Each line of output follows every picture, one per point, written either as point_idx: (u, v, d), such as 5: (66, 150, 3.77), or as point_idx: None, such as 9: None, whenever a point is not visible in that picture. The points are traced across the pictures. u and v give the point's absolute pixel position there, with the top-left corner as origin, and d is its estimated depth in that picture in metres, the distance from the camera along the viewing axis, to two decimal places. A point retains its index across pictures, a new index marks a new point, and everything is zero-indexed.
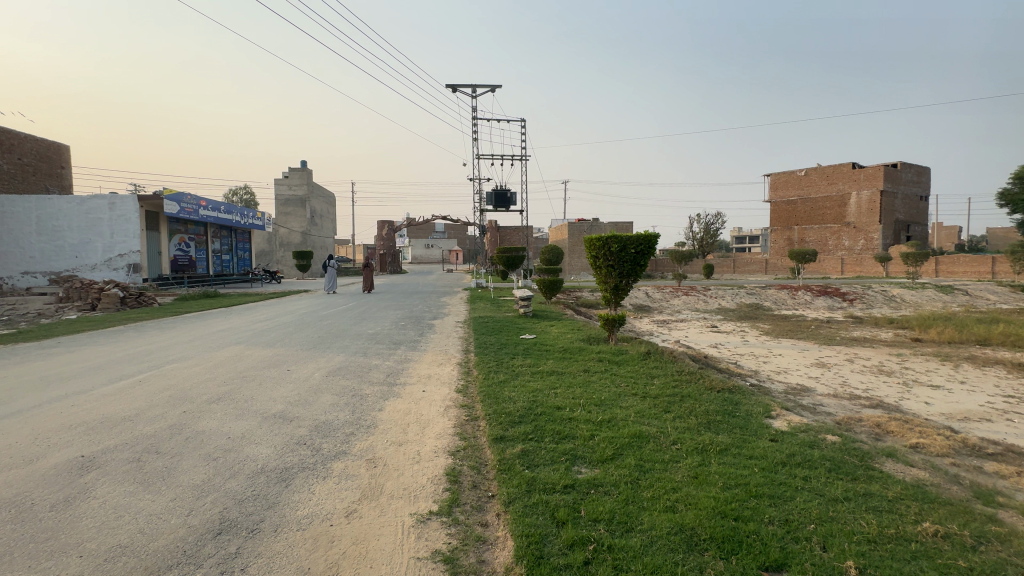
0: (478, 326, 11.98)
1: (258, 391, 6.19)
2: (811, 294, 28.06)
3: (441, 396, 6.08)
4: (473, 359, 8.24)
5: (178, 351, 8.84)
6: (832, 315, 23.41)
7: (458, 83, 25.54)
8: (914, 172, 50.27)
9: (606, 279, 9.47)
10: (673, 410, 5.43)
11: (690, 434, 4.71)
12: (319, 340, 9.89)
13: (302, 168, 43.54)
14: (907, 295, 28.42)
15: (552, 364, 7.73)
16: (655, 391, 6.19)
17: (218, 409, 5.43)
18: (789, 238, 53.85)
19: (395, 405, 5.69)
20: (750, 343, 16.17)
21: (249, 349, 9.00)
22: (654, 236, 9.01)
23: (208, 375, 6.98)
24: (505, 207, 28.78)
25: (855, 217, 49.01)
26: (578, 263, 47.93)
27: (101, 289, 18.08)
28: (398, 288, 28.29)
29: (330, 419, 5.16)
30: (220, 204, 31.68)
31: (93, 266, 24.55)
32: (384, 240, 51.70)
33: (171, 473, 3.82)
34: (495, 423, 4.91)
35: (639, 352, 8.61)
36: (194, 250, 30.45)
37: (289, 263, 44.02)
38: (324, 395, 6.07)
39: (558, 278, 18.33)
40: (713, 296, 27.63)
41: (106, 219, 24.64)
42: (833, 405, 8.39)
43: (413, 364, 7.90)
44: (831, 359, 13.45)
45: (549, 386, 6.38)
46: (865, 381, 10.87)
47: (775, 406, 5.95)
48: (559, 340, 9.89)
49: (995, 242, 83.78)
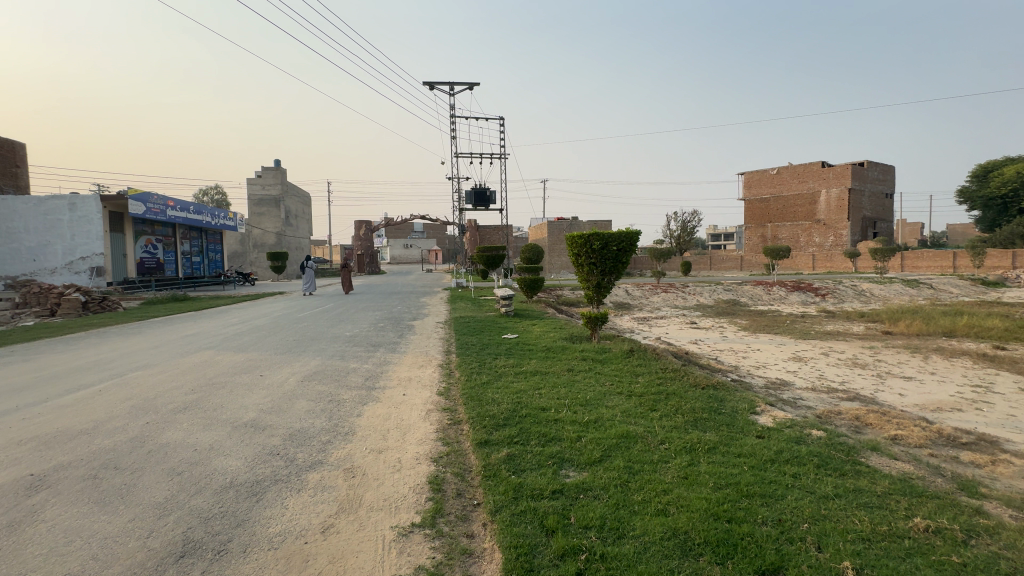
0: (459, 327, 11.78)
1: (229, 399, 5.89)
2: (786, 289, 28.69)
3: (422, 400, 5.88)
4: (454, 360, 8.06)
5: (144, 358, 8.40)
6: (806, 310, 23.96)
7: (435, 80, 25.22)
8: (880, 170, 51.98)
9: (588, 277, 9.39)
10: (659, 409, 5.37)
11: (678, 433, 4.64)
12: (294, 343, 9.55)
13: (275, 167, 42.44)
14: (876, 289, 29.31)
15: (535, 364, 7.60)
16: (640, 389, 6.14)
17: (184, 420, 5.13)
18: (763, 235, 55.07)
19: (374, 411, 5.47)
20: (729, 339, 16.38)
21: (220, 355, 8.61)
22: (635, 232, 8.98)
23: (174, 383, 6.62)
24: (485, 206, 28.55)
25: (825, 215, 50.42)
26: (558, 262, 48.02)
27: (62, 293, 17.23)
28: (377, 288, 27.81)
29: (306, 427, 4.91)
30: (189, 204, 30.62)
31: (52, 269, 23.41)
32: (362, 240, 50.85)
33: (131, 490, 3.54)
34: (478, 427, 4.75)
35: (622, 350, 8.56)
36: (162, 252, 29.34)
37: (263, 265, 42.89)
38: (299, 401, 5.80)
39: (539, 276, 18.25)
40: (692, 293, 27.97)
41: (66, 220, 23.61)
42: (813, 399, 8.48)
43: (393, 366, 7.66)
44: (808, 353, 13.71)
45: (533, 386, 6.25)
46: (841, 374, 11.08)
47: (759, 402, 5.94)
48: (542, 340, 9.78)
49: (955, 237, 87.41)
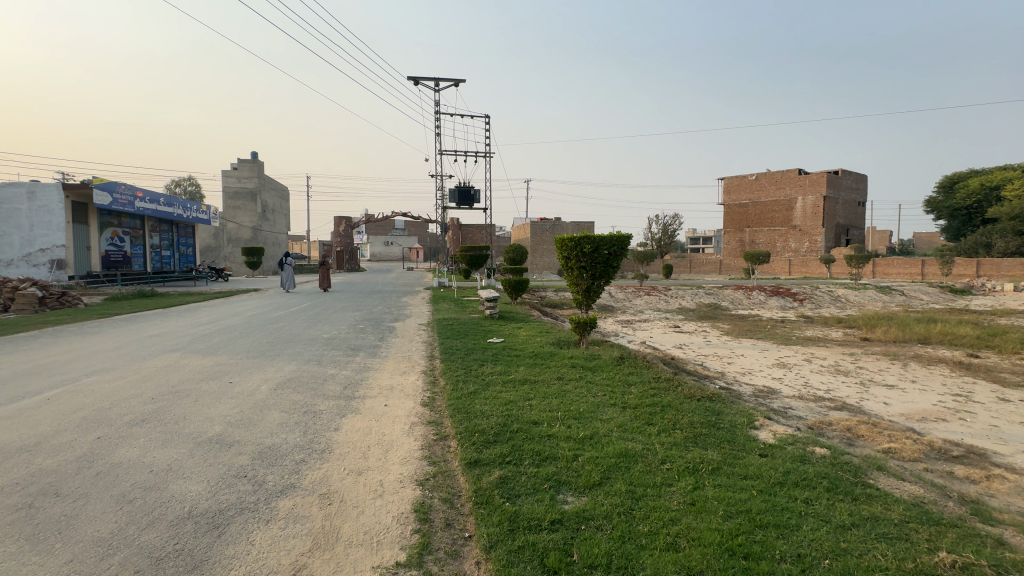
0: (442, 329, 11.39)
1: (193, 409, 5.42)
2: (765, 294, 29.05)
3: (404, 412, 5.51)
4: (438, 367, 7.68)
5: (102, 361, 7.79)
6: (785, 315, 24.25)
7: (420, 76, 24.72)
8: (854, 179, 53.33)
9: (578, 281, 9.13)
10: (656, 423, 5.14)
11: (678, 451, 4.39)
12: (267, 346, 9.02)
13: (252, 160, 41.15)
14: (851, 295, 29.92)
15: (524, 371, 7.30)
16: (634, 400, 5.91)
17: (141, 434, 4.66)
18: (741, 240, 55.94)
19: (354, 424, 5.08)
20: (713, 344, 16.38)
21: (186, 358, 8.06)
22: (626, 236, 8.76)
23: (133, 390, 6.10)
24: (468, 205, 28.12)
25: (801, 221, 51.51)
26: (541, 263, 47.86)
27: (16, 287, 16.17)
28: (356, 287, 27.12)
29: (278, 443, 4.51)
30: (159, 196, 29.36)
31: (9, 261, 22.13)
32: (341, 237, 49.79)
33: (71, 523, 3.11)
34: (466, 444, 4.42)
35: (612, 357, 8.32)
36: (129, 245, 28.06)
37: (238, 260, 41.59)
38: (271, 413, 5.35)
39: (524, 277, 17.97)
40: (674, 296, 28.06)
41: (25, 210, 22.38)
42: (802, 408, 8.37)
43: (373, 373, 7.25)
44: (791, 359, 13.76)
45: (522, 397, 5.95)
46: (825, 381, 11.08)
47: (757, 415, 5.75)
48: (529, 345, 9.48)
49: (921, 245, 90.66)
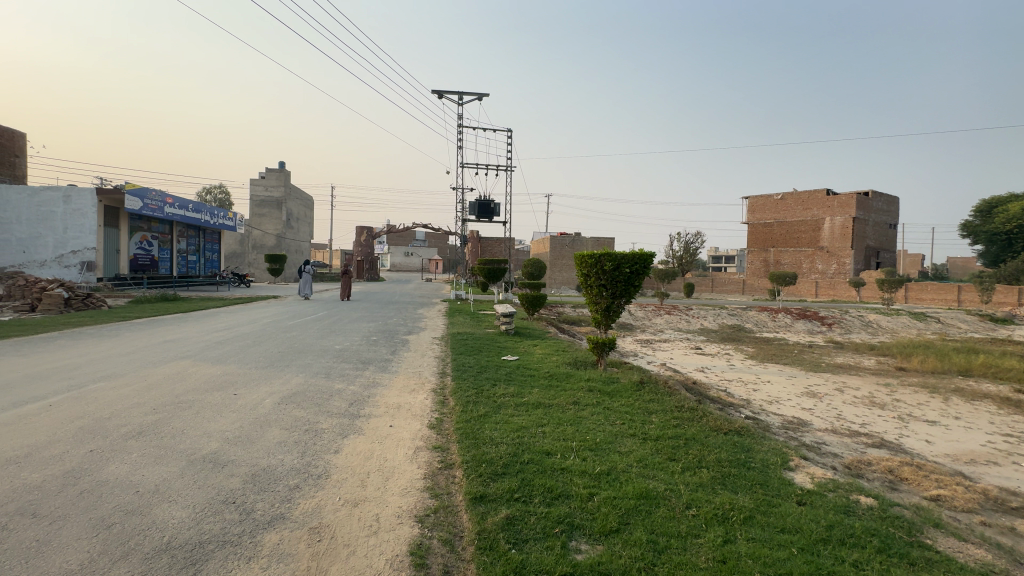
0: (456, 344, 11.09)
1: (192, 423, 5.22)
2: (791, 317, 28.07)
3: (410, 434, 5.20)
4: (449, 385, 7.36)
5: (112, 366, 7.72)
6: (812, 339, 23.26)
7: (444, 90, 24.99)
8: (884, 201, 51.77)
9: (597, 299, 8.75)
10: (680, 459, 4.72)
11: (705, 494, 3.98)
12: (277, 357, 8.85)
13: (279, 169, 42.09)
14: (883, 321, 28.70)
15: (538, 394, 6.94)
16: (656, 431, 5.51)
17: (135, 449, 4.46)
18: (765, 260, 54.60)
19: (355, 446, 4.78)
20: (737, 368, 15.71)
21: (196, 366, 7.94)
22: (649, 254, 8.40)
23: (136, 399, 5.95)
24: (488, 218, 28.02)
25: (828, 242, 50.08)
26: (559, 278, 47.45)
27: (45, 287, 16.57)
28: (373, 297, 27.13)
29: (275, 464, 4.26)
30: (187, 202, 30.08)
31: (42, 262, 22.84)
32: (362, 246, 50.31)
33: (41, 551, 2.88)
34: (472, 476, 4.08)
35: (632, 381, 7.87)
36: (157, 249, 28.74)
37: (261, 266, 42.32)
38: (270, 430, 5.11)
39: (541, 293, 17.66)
40: (695, 316, 27.30)
41: (60, 213, 23.11)
42: (837, 444, 7.77)
43: (381, 390, 6.97)
44: (821, 387, 13.03)
45: (535, 422, 5.61)
46: (860, 414, 10.39)
47: (791, 453, 5.25)
48: (544, 365, 9.12)
49: (955, 270, 87.26)
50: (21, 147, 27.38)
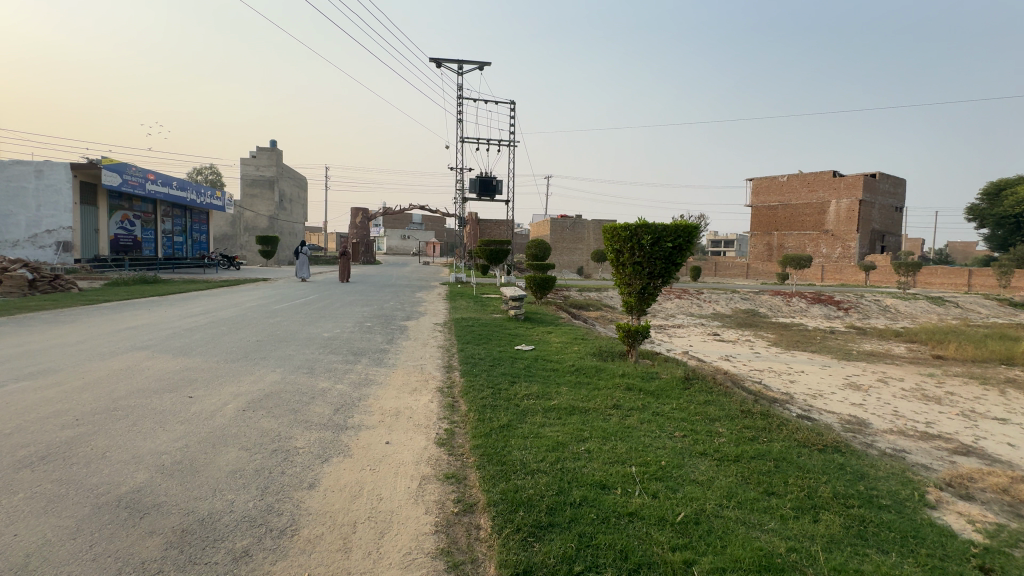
0: (461, 332, 9.74)
1: (122, 441, 3.91)
2: (806, 301, 26.86)
3: (412, 456, 3.89)
4: (459, 383, 6.08)
5: (48, 360, 6.36)
6: (832, 324, 22.10)
7: (443, 59, 23.26)
8: (892, 183, 50.21)
9: (630, 281, 7.43)
10: (781, 492, 3.49)
11: (849, 558, 2.73)
12: (253, 347, 7.51)
13: (271, 148, 40.20)
14: (900, 306, 27.52)
15: (567, 394, 5.67)
16: (731, 448, 4.29)
17: (21, 488, 3.14)
18: (769, 243, 53.21)
19: (337, 478, 3.47)
20: (763, 356, 14.55)
21: (154, 359, 6.61)
22: (695, 226, 7.07)
23: (59, 406, 4.62)
24: (490, 197, 26.45)
25: (834, 225, 48.72)
26: (559, 260, 46.02)
27: (6, 268, 15.08)
28: (369, 279, 25.69)
29: (223, 512, 2.97)
30: (172, 179, 28.28)
31: (14, 242, 21.17)
32: (358, 229, 48.63)
33: None
34: (507, 532, 2.81)
35: (676, 377, 6.59)
36: (140, 229, 27.11)
37: (253, 249, 40.76)
38: (224, 452, 3.79)
39: (550, 275, 16.31)
40: (707, 301, 25.98)
41: (32, 189, 21.42)
42: (919, 451, 6.54)
43: (374, 390, 5.63)
44: (863, 378, 11.87)
45: (575, 436, 4.35)
46: (919, 411, 9.21)
47: (919, 482, 3.98)
48: (567, 355, 7.86)
49: (955, 254, 86.50)
50: None
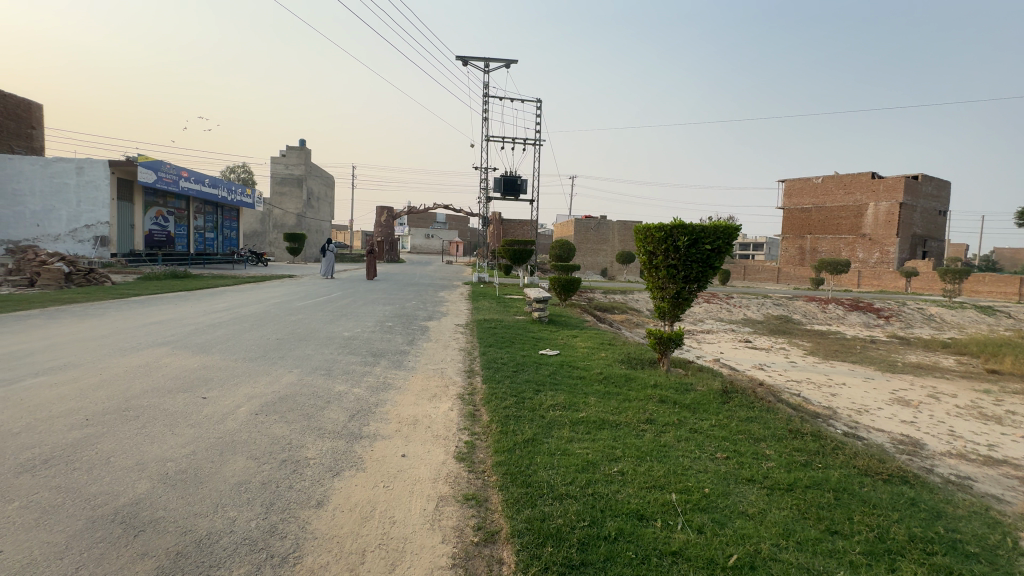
0: (483, 334, 9.44)
1: (128, 445, 3.73)
2: (843, 308, 25.62)
3: (429, 472, 3.59)
4: (480, 390, 5.78)
5: (69, 354, 6.32)
6: (872, 333, 20.99)
7: (469, 57, 23.02)
8: (935, 185, 47.74)
9: (664, 286, 6.99)
10: (846, 532, 3.05)
11: None
12: (272, 346, 7.37)
13: (300, 147, 40.86)
14: (946, 315, 25.96)
15: (595, 406, 5.29)
16: (782, 475, 3.85)
17: (18, 496, 2.95)
18: (802, 247, 51.35)
19: (348, 495, 3.19)
20: (799, 365, 13.81)
21: (172, 356, 6.50)
22: (735, 228, 6.60)
23: (71, 404, 4.49)
24: (514, 196, 26.12)
25: (871, 229, 46.58)
26: (583, 261, 45.38)
27: (45, 262, 15.57)
28: (393, 278, 25.69)
29: (222, 532, 2.71)
30: (204, 176, 28.92)
31: (56, 236, 21.93)
32: (382, 227, 49.09)
33: None
34: (534, 572, 2.48)
35: (713, 390, 6.11)
36: (173, 225, 27.80)
37: (281, 246, 41.52)
38: (232, 461, 3.56)
39: (575, 276, 15.90)
40: (737, 306, 25.06)
41: (73, 185, 22.13)
42: (986, 478, 5.90)
43: (392, 395, 5.37)
44: (911, 393, 11.08)
45: (606, 455, 3.98)
46: (979, 431, 8.45)
47: (1007, 524, 3.45)
48: (593, 362, 7.47)
49: (1004, 260, 81.91)
50: (37, 119, 26.56)
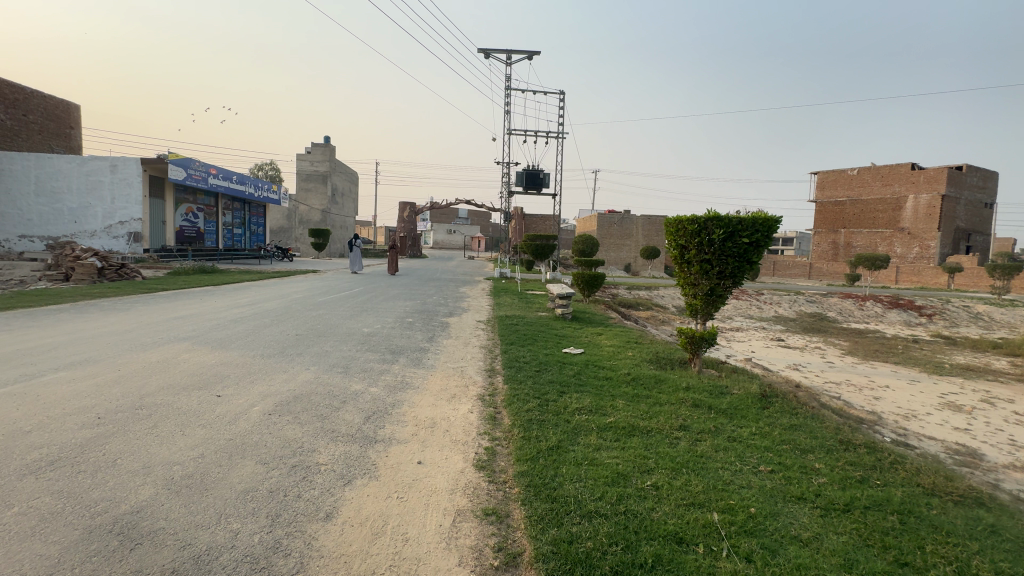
0: (505, 331, 9.16)
1: (136, 447, 3.58)
2: (883, 306, 24.40)
3: (447, 482, 3.34)
4: (501, 390, 5.51)
5: (91, 349, 6.32)
6: (914, 333, 19.88)
7: (491, 49, 22.66)
8: (981, 176, 45.13)
9: (696, 282, 6.57)
10: (920, 565, 2.67)
11: None
12: (291, 342, 7.27)
13: (325, 143, 41.27)
14: (994, 314, 24.44)
15: (624, 410, 4.95)
16: (837, 493, 3.46)
17: (18, 501, 2.82)
18: (835, 242, 49.32)
19: (360, 507, 2.96)
20: (838, 366, 13.12)
21: (191, 352, 6.45)
22: (775, 220, 6.15)
23: (86, 401, 4.41)
24: (536, 190, 25.72)
25: (910, 223, 44.37)
26: (606, 257, 44.65)
27: (79, 257, 16.02)
28: (415, 273, 25.70)
29: (222, 547, 2.51)
30: (232, 173, 29.42)
31: (92, 232, 22.64)
32: (405, 223, 49.39)
33: None
34: None
35: (751, 395, 5.68)
36: (203, 221, 28.40)
37: (306, 242, 42.15)
38: (240, 465, 3.38)
39: (599, 272, 15.46)
40: (767, 302, 24.15)
41: (107, 182, 22.75)
42: None
43: (410, 396, 5.15)
44: (963, 397, 10.33)
45: (638, 466, 3.65)
46: None
47: None
48: (621, 362, 7.12)
49: None
50: (75, 119, 27.45)
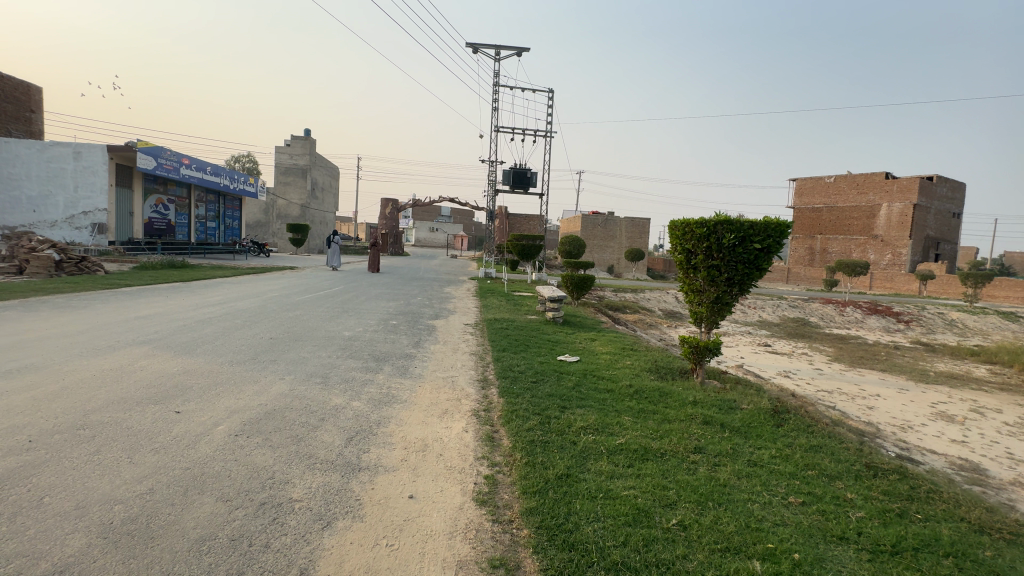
0: (495, 336, 8.68)
1: (70, 480, 3.00)
2: (862, 312, 24.73)
3: (444, 523, 2.86)
4: (497, 405, 5.02)
5: (35, 354, 5.62)
6: (895, 339, 20.10)
7: (480, 44, 22.11)
8: (950, 187, 46.52)
9: (703, 288, 6.22)
10: None
11: None
12: (265, 346, 6.68)
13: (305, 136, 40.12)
14: (966, 321, 25.02)
15: (633, 429, 4.53)
16: (879, 530, 3.10)
17: None
18: (811, 247, 50.18)
19: (342, 561, 2.46)
20: (827, 373, 13.05)
21: (150, 358, 5.80)
22: (788, 225, 5.82)
23: (18, 420, 3.77)
24: (523, 189, 25.27)
25: (884, 230, 45.45)
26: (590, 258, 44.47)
27: (35, 249, 14.93)
28: (398, 272, 25.02)
29: None
30: (207, 164, 28.19)
31: (52, 222, 21.30)
32: (387, 220, 48.41)
33: None
34: None
35: (762, 410, 5.35)
36: (174, 214, 27.15)
37: (284, 237, 40.86)
38: (199, 504, 2.84)
39: (588, 274, 15.08)
40: (751, 307, 24.20)
41: (70, 170, 21.43)
42: None
43: (397, 412, 4.64)
44: (953, 407, 10.27)
45: (659, 500, 3.23)
46: None
47: None
48: (621, 372, 6.71)
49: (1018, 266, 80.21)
50: (37, 102, 25.87)
